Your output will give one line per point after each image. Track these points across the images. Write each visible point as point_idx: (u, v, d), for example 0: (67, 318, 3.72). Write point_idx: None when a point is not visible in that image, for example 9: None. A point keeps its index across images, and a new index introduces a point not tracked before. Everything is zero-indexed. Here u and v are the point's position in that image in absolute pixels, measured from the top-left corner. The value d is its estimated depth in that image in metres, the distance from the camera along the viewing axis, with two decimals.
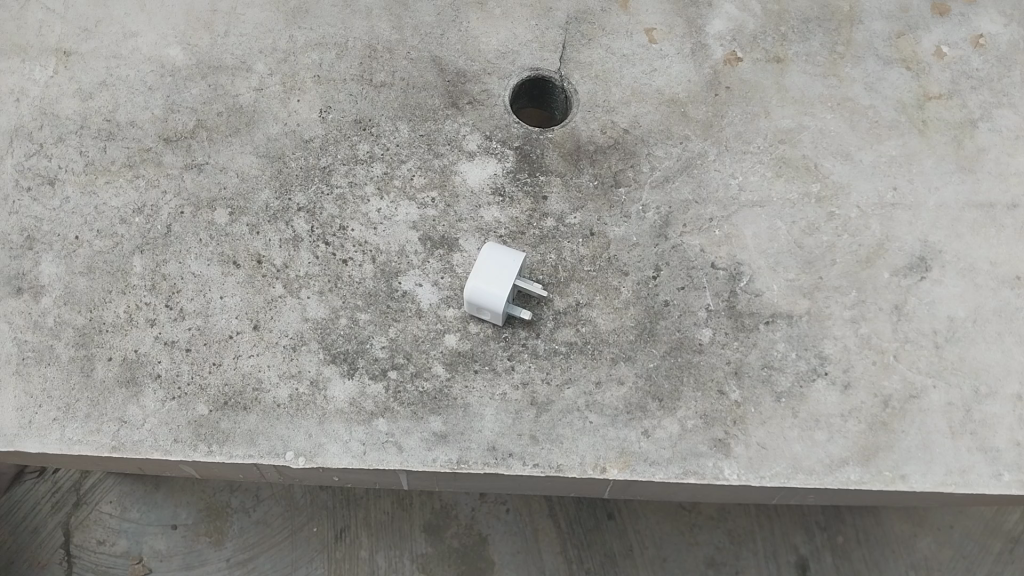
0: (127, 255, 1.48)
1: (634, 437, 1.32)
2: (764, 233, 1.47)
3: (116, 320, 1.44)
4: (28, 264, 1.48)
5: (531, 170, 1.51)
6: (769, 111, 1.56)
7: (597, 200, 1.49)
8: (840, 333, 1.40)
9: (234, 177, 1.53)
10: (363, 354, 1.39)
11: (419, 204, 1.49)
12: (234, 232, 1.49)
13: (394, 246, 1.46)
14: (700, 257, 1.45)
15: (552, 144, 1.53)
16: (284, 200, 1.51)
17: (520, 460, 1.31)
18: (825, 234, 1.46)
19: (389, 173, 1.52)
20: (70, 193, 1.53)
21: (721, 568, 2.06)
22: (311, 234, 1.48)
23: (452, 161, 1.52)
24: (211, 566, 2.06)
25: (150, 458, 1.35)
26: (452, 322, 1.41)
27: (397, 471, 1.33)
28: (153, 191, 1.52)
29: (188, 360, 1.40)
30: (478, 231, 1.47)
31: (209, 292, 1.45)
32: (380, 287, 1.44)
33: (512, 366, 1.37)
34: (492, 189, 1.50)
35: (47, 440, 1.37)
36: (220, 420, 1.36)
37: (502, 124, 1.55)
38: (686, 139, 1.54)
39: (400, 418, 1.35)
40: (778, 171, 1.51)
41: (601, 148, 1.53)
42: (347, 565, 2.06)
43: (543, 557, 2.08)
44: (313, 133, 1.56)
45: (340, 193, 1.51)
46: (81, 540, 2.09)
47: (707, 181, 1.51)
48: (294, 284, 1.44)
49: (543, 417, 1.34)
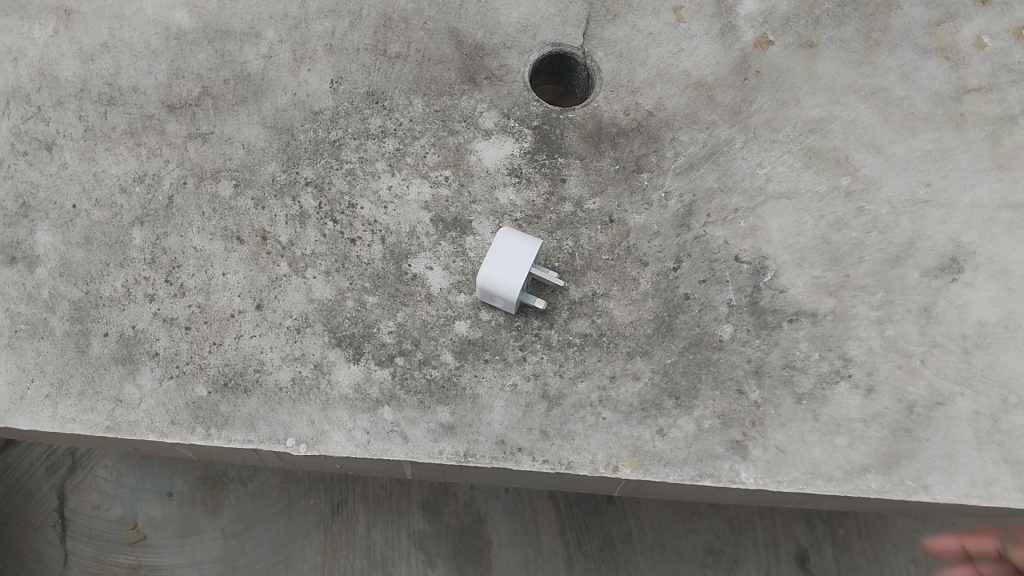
0: (127, 226, 1.45)
1: (649, 436, 1.30)
2: (790, 226, 1.43)
3: (113, 294, 1.41)
4: (23, 232, 1.45)
5: (549, 151, 1.47)
6: (800, 98, 1.51)
7: (618, 185, 1.45)
8: (864, 334, 1.36)
9: (241, 149, 1.49)
10: (369, 338, 1.36)
11: (432, 182, 1.45)
12: (238, 207, 1.45)
13: (405, 226, 1.43)
14: (723, 250, 1.41)
15: (572, 125, 1.49)
16: (291, 174, 1.47)
17: (529, 456, 1.28)
18: (853, 230, 1.43)
19: (401, 150, 1.48)
20: (67, 159, 1.49)
21: (720, 556, 2.04)
22: (319, 211, 1.44)
23: (468, 139, 1.48)
24: (207, 535, 2.04)
25: (145, 439, 1.32)
26: (463, 308, 1.38)
27: (402, 462, 1.30)
28: (155, 160, 1.49)
29: (187, 339, 1.37)
30: (492, 214, 1.43)
31: (211, 268, 1.41)
32: (389, 269, 1.40)
33: (524, 357, 1.34)
34: (508, 171, 1.46)
35: (39, 417, 1.34)
36: (219, 402, 1.33)
37: (520, 102, 1.51)
38: (713, 125, 1.49)
39: (406, 407, 1.32)
40: (806, 162, 1.47)
41: (623, 131, 1.49)
42: (344, 539, 2.04)
43: (541, 539, 2.06)
44: (324, 104, 1.51)
45: (349, 168, 1.47)
46: (76, 504, 2.08)
47: (733, 169, 1.46)
48: (299, 263, 1.41)
49: (554, 411, 1.31)
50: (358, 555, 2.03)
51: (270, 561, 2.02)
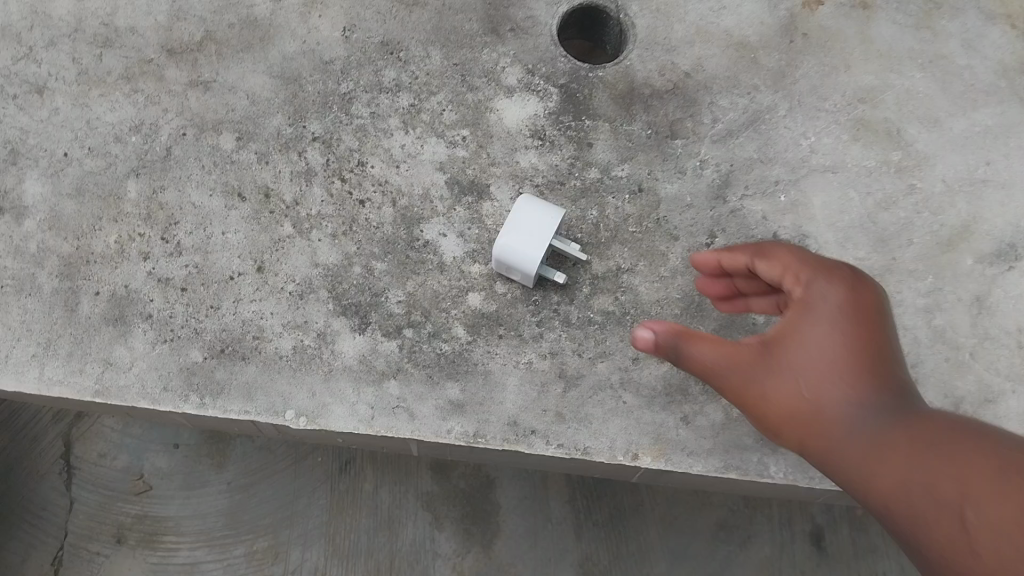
0: (121, 177, 1.40)
1: (673, 423, 1.25)
2: (835, 203, 1.36)
3: (105, 251, 1.36)
4: (11, 181, 1.41)
5: (576, 112, 1.40)
6: (850, 64, 1.42)
7: (649, 151, 1.38)
8: (910, 322, 1.29)
9: (244, 99, 1.42)
10: (376, 308, 1.31)
11: (448, 142, 1.39)
12: (240, 161, 1.39)
13: (417, 189, 1.37)
14: (761, 226, 1.34)
15: (602, 84, 1.41)
16: (297, 128, 1.40)
17: (543, 439, 1.24)
18: (903, 210, 1.35)
19: (416, 106, 1.41)
20: (58, 104, 1.44)
21: (732, 531, 1.97)
22: (326, 168, 1.39)
23: (489, 96, 1.41)
24: (213, 488, 2.02)
25: (136, 406, 1.29)
26: (477, 279, 1.32)
27: (408, 440, 1.26)
28: (152, 109, 1.43)
29: (183, 301, 1.33)
30: (512, 178, 1.37)
31: (210, 225, 1.36)
32: (399, 234, 1.35)
33: (541, 334, 1.29)
34: (531, 131, 1.39)
35: (25, 379, 1.31)
36: (215, 369, 1.29)
37: (547, 57, 1.43)
38: (755, 90, 1.41)
39: (414, 381, 1.27)
40: (854, 134, 1.39)
41: (658, 93, 1.41)
42: (350, 497, 2.01)
43: (549, 505, 2.00)
44: (334, 54, 1.44)
45: (360, 124, 1.40)
46: (82, 452, 2.07)
47: (776, 139, 1.39)
48: (304, 224, 1.36)
49: (571, 393, 1.26)
50: (365, 515, 1.99)
51: (278, 518, 1.99)
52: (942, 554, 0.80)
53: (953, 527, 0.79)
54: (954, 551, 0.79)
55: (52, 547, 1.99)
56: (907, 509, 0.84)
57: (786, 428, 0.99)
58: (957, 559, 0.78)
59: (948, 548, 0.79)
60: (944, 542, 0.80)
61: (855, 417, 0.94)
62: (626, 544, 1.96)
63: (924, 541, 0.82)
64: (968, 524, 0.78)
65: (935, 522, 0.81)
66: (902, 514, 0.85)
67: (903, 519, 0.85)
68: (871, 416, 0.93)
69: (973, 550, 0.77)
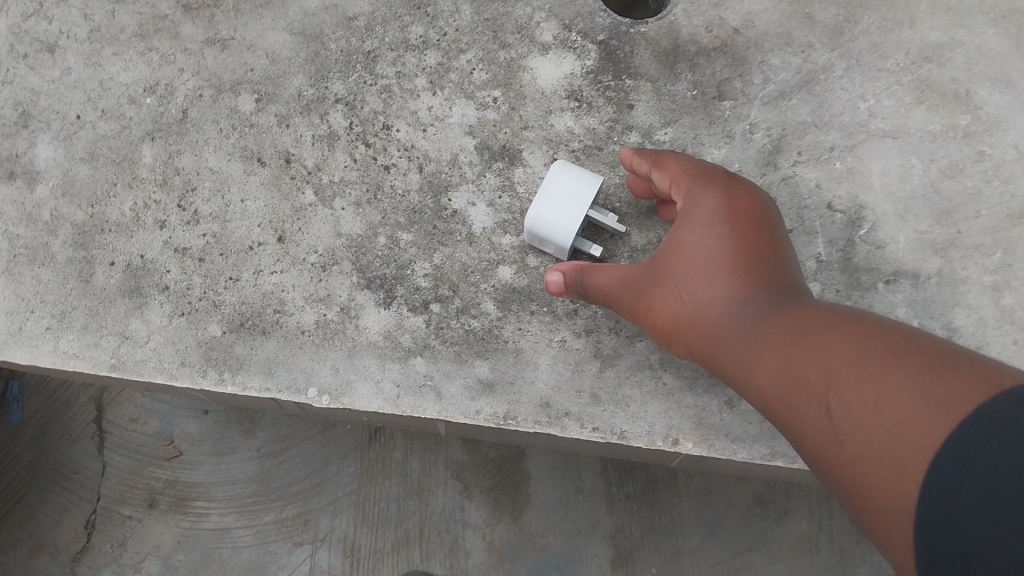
0: (136, 141, 1.37)
1: (715, 407, 1.20)
2: (895, 171, 1.28)
3: (120, 220, 1.34)
4: (22, 145, 1.39)
5: (616, 71, 1.33)
6: (916, 19, 1.34)
7: (694, 113, 1.31)
8: (975, 301, 1.23)
9: (263, 58, 1.38)
10: (402, 281, 1.28)
11: (478, 103, 1.34)
12: (260, 124, 1.36)
13: (445, 154, 1.32)
14: (814, 195, 1.27)
15: (644, 41, 1.34)
16: (319, 88, 1.36)
17: (576, 422, 1.20)
18: (970, 178, 1.28)
19: (444, 65, 1.36)
20: (71, 63, 1.42)
21: (770, 506, 1.93)
22: (348, 131, 1.34)
23: (522, 54, 1.35)
24: (242, 454, 2.03)
25: (152, 380, 1.28)
26: (508, 252, 1.28)
27: (435, 420, 1.23)
28: (168, 68, 1.39)
29: (200, 272, 1.30)
30: (547, 143, 1.31)
31: (228, 191, 1.33)
32: (426, 202, 1.30)
33: (576, 310, 1.24)
34: (567, 92, 1.33)
35: (38, 351, 1.31)
36: (235, 343, 1.27)
37: (585, 12, 1.36)
38: (810, 47, 1.33)
39: (442, 359, 1.24)
40: (918, 96, 1.31)
41: (705, 50, 1.34)
42: (381, 465, 2.00)
43: (581, 475, 1.97)
44: (357, 10, 1.39)
45: (384, 84, 1.36)
46: (114, 416, 2.09)
47: (831, 101, 1.31)
48: (326, 191, 1.32)
49: (607, 373, 1.22)
50: (395, 483, 1.98)
51: (307, 485, 1.99)
52: (813, 441, 0.84)
53: (816, 414, 0.83)
54: (821, 437, 0.82)
55: (85, 509, 2.01)
56: (779, 403, 0.89)
57: (680, 337, 1.04)
58: (826, 445, 0.82)
59: (818, 437, 0.83)
60: (810, 428, 0.84)
61: (734, 317, 0.98)
62: (659, 518, 1.93)
63: (796, 429, 0.87)
64: (829, 408, 0.82)
65: (800, 410, 0.85)
66: (781, 409, 0.88)
67: (777, 410, 0.89)
68: (748, 314, 0.97)
69: (836, 434, 0.80)
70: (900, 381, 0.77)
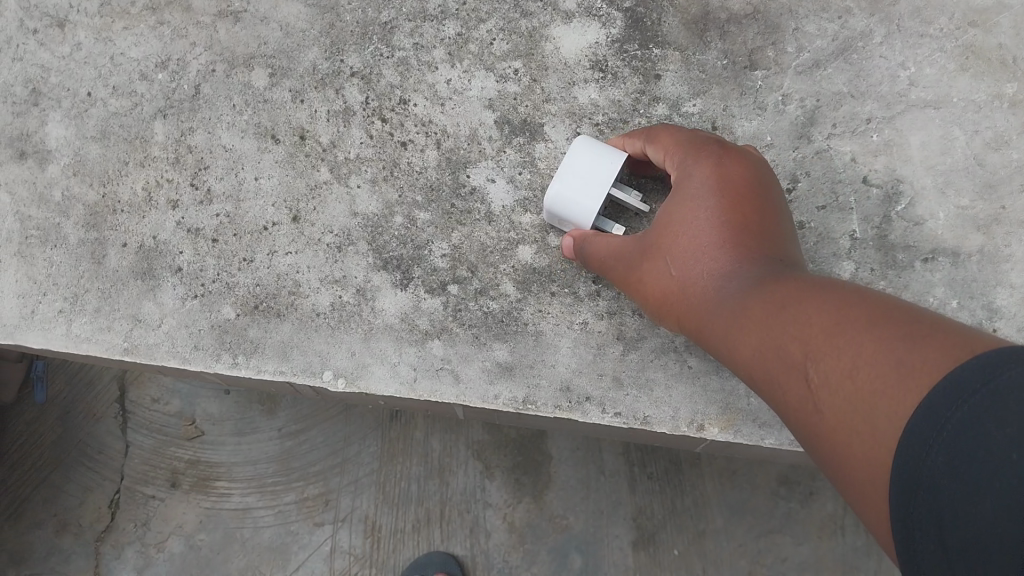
0: (148, 119, 1.36)
1: (743, 392, 1.17)
2: (935, 143, 1.24)
3: (133, 200, 1.33)
4: (33, 123, 1.39)
5: (642, 39, 1.29)
6: None
7: (725, 84, 1.27)
8: (1018, 281, 1.19)
9: (277, 30, 1.36)
10: (419, 262, 1.26)
11: (499, 76, 1.30)
12: (275, 100, 1.33)
13: (464, 129, 1.29)
14: (849, 169, 1.24)
15: (674, 8, 1.30)
16: (334, 62, 1.33)
17: (597, 407, 1.18)
18: (1016, 150, 1.22)
19: (463, 35, 1.32)
20: (81, 38, 1.40)
21: (794, 487, 1.91)
22: (365, 107, 1.32)
23: (545, 23, 1.31)
24: (263, 434, 2.04)
25: (166, 364, 1.27)
26: (529, 231, 1.25)
27: (452, 404, 1.22)
28: (179, 43, 1.37)
29: (214, 253, 1.29)
30: (570, 116, 1.28)
31: (242, 169, 1.32)
32: (443, 180, 1.28)
33: (598, 291, 1.21)
34: (591, 62, 1.29)
35: (52, 334, 1.31)
36: (248, 327, 1.26)
37: None
38: (848, 13, 1.28)
39: (459, 342, 1.23)
40: (963, 63, 1.26)
41: (736, 17, 1.29)
42: (401, 444, 2.00)
43: (603, 456, 1.95)
44: None
45: (402, 56, 1.33)
46: (136, 396, 2.10)
47: (868, 69, 1.27)
48: (342, 169, 1.30)
49: (631, 355, 1.20)
50: (416, 462, 1.98)
51: (327, 465, 1.99)
52: (783, 406, 0.82)
53: (785, 378, 0.81)
54: (789, 400, 0.80)
55: (109, 489, 2.03)
56: (758, 371, 0.86)
57: (668, 306, 1.04)
58: (794, 409, 0.80)
59: (787, 401, 0.81)
60: (781, 392, 0.82)
61: (714, 284, 0.97)
62: (682, 499, 1.92)
63: (767, 395, 0.84)
64: (795, 372, 0.80)
65: (771, 376, 0.83)
66: (753, 372, 0.87)
67: (750, 375, 0.87)
68: (726, 279, 0.95)
69: (803, 399, 0.78)
70: (863, 340, 0.73)
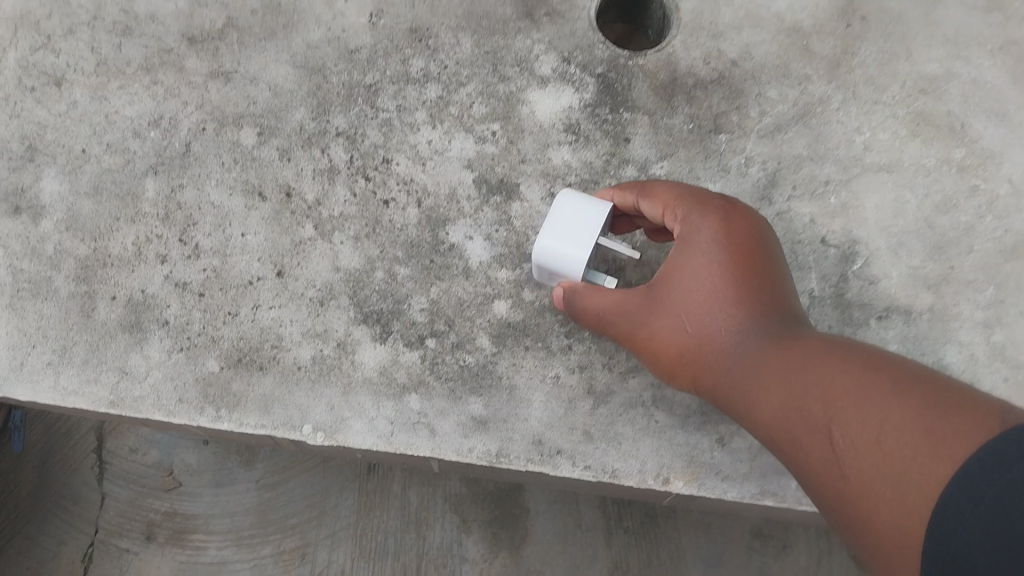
0: (139, 175, 1.38)
1: (707, 445, 1.22)
2: (889, 205, 1.30)
3: (123, 254, 1.35)
4: (28, 178, 1.40)
5: (613, 104, 1.35)
6: (912, 51, 1.36)
7: (690, 147, 1.32)
8: (967, 339, 1.24)
9: (266, 91, 1.40)
10: (398, 316, 1.28)
11: (477, 137, 1.35)
12: (263, 158, 1.37)
13: (444, 187, 1.33)
14: (808, 230, 1.28)
15: (642, 74, 1.36)
16: (320, 121, 1.37)
17: (568, 460, 1.21)
18: (963, 213, 1.29)
19: (444, 98, 1.37)
20: (77, 97, 1.43)
21: (768, 540, 1.93)
22: (349, 165, 1.35)
23: (521, 87, 1.37)
24: (241, 486, 2.03)
25: (151, 417, 1.28)
26: (504, 286, 1.29)
27: (428, 458, 1.24)
28: (172, 101, 1.41)
29: (200, 307, 1.31)
30: (544, 177, 1.32)
31: (229, 226, 1.34)
32: (423, 236, 1.31)
33: (569, 345, 1.26)
34: (565, 125, 1.34)
35: (39, 387, 1.30)
36: (231, 380, 1.28)
37: (584, 44, 1.38)
38: (807, 80, 1.35)
39: (436, 396, 1.25)
40: (913, 129, 1.33)
41: (702, 83, 1.35)
42: (378, 497, 2.00)
43: (580, 509, 1.97)
44: (360, 41, 1.41)
45: (385, 117, 1.37)
46: (114, 446, 2.09)
47: (826, 134, 1.33)
48: (326, 225, 1.33)
49: (600, 410, 1.23)
50: (393, 515, 1.98)
51: (304, 518, 1.99)
52: (808, 466, 0.91)
53: (814, 440, 0.90)
54: (816, 461, 0.90)
55: (83, 541, 2.01)
56: (784, 433, 0.95)
57: (681, 363, 1.10)
58: (821, 470, 0.89)
59: (813, 461, 0.90)
60: (807, 454, 0.91)
61: (735, 346, 1.04)
62: (657, 552, 1.93)
63: (792, 454, 0.94)
64: (826, 436, 0.89)
65: (798, 437, 0.93)
66: (778, 434, 0.96)
67: (775, 436, 0.96)
68: (747, 342, 1.03)
69: (832, 460, 0.87)
70: (892, 411, 0.84)
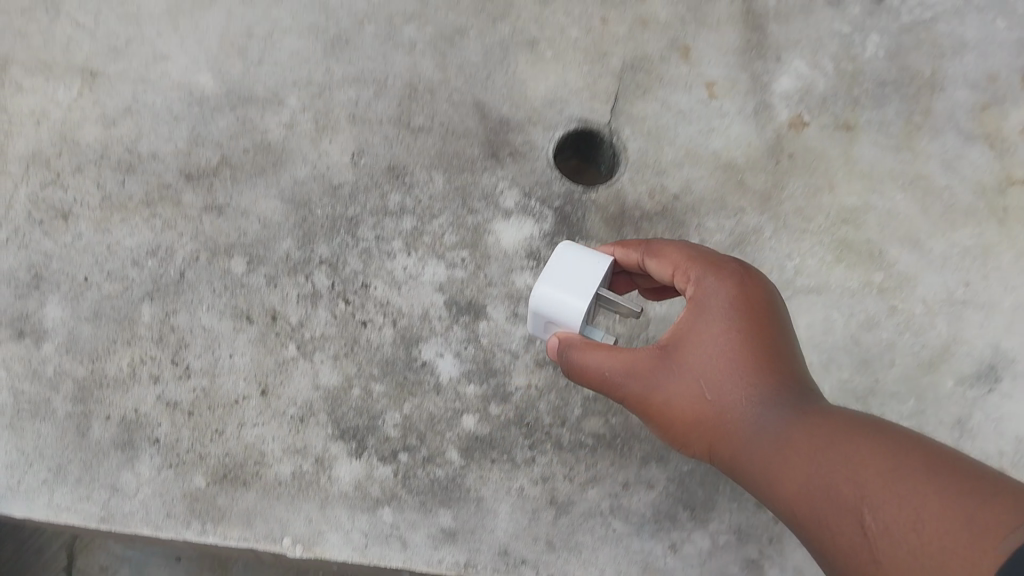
0: (137, 302, 1.43)
1: (660, 551, 1.29)
2: (818, 324, 1.39)
3: (118, 375, 1.39)
4: (34, 304, 1.44)
5: (569, 233, 1.45)
6: (834, 184, 1.48)
7: None
8: None
9: (256, 223, 1.47)
10: (373, 431, 1.34)
11: (448, 263, 1.44)
12: (251, 284, 1.43)
13: (417, 310, 1.41)
14: None
15: (594, 206, 1.47)
16: (306, 251, 1.44)
17: (532, 568, 1.28)
18: (885, 330, 1.40)
19: (419, 228, 1.46)
20: (83, 229, 1.48)
21: None
22: (331, 290, 1.42)
23: (487, 218, 1.46)
24: None
25: (139, 533, 1.31)
26: (472, 400, 1.36)
27: (399, 569, 1.29)
28: (169, 233, 1.47)
29: (190, 425, 1.36)
30: (509, 299, 1.41)
31: (218, 349, 1.39)
32: (398, 355, 1.38)
33: (534, 457, 1.33)
34: (527, 252, 1.44)
35: (34, 504, 1.33)
36: (218, 494, 1.32)
37: (542, 180, 1.49)
38: (742, 211, 1.46)
39: (408, 508, 1.30)
40: (837, 255, 1.44)
41: (648, 214, 1.46)
42: None
43: None
44: (342, 178, 1.49)
45: (365, 247, 1.45)
46: (84, 565, 2.02)
47: (762, 260, 1.43)
48: (308, 345, 1.39)
49: (562, 519, 1.30)
50: None
51: None
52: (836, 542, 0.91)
53: (842, 517, 0.91)
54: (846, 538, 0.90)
55: None
56: (811, 508, 0.95)
57: (698, 433, 1.08)
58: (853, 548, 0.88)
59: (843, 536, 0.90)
60: (835, 531, 0.91)
61: (758, 417, 1.04)
62: None
63: (817, 525, 0.94)
64: (853, 512, 0.90)
65: (825, 514, 0.93)
66: (803, 508, 0.96)
67: (801, 507, 0.96)
68: (771, 414, 1.04)
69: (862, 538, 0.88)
70: (923, 487, 0.85)
